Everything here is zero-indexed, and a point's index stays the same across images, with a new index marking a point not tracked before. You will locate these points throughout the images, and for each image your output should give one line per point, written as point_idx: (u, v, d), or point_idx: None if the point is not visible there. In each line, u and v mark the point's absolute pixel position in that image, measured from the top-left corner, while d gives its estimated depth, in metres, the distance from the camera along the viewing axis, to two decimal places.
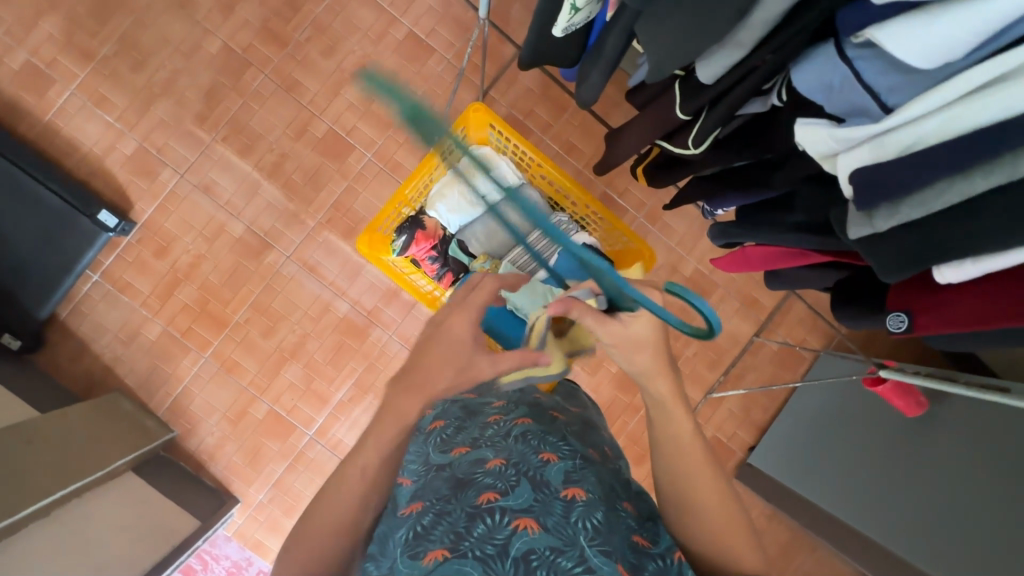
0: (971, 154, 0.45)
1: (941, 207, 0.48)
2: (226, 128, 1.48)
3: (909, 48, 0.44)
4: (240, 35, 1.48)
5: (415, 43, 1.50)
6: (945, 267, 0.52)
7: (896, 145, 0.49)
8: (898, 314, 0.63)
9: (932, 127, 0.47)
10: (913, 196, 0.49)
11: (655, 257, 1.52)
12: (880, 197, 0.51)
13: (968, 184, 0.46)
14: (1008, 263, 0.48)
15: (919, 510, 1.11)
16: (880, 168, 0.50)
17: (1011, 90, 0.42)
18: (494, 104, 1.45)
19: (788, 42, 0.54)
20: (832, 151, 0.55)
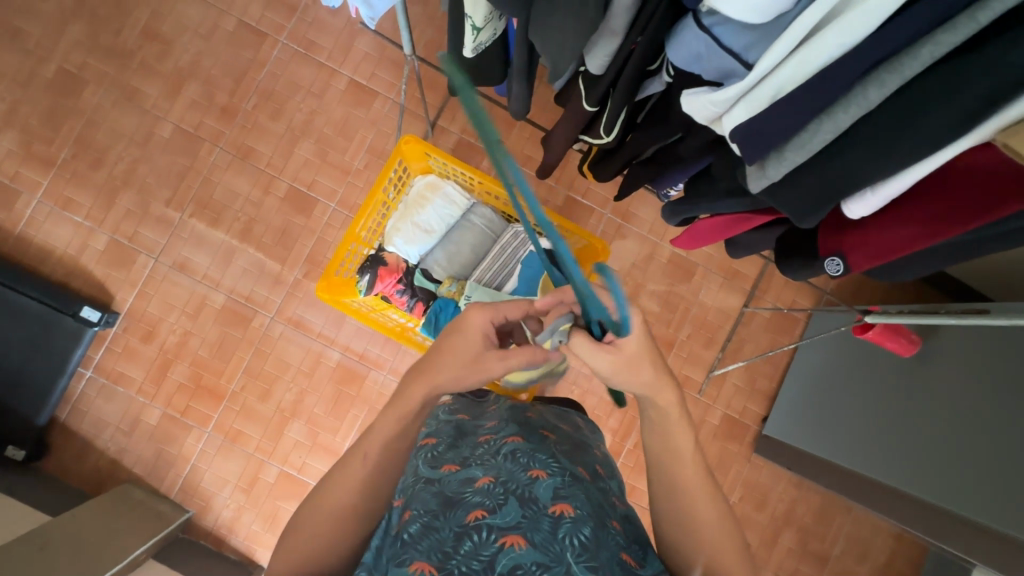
0: (830, 90, 0.47)
1: (818, 146, 0.50)
2: (192, 205, 1.52)
3: (745, 8, 0.46)
4: (190, 115, 1.52)
5: (358, 89, 1.54)
6: (852, 203, 0.54)
7: (765, 94, 0.51)
8: (833, 258, 0.65)
9: (790, 72, 0.48)
10: (792, 141, 0.51)
11: (629, 249, 1.53)
12: (764, 148, 0.53)
13: (833, 120, 0.48)
14: (901, 187, 0.51)
15: (936, 448, 1.08)
16: (757, 122, 0.52)
17: (842, 25, 0.44)
18: (443, 132, 1.48)
19: (651, 22, 0.57)
20: (715, 114, 0.57)
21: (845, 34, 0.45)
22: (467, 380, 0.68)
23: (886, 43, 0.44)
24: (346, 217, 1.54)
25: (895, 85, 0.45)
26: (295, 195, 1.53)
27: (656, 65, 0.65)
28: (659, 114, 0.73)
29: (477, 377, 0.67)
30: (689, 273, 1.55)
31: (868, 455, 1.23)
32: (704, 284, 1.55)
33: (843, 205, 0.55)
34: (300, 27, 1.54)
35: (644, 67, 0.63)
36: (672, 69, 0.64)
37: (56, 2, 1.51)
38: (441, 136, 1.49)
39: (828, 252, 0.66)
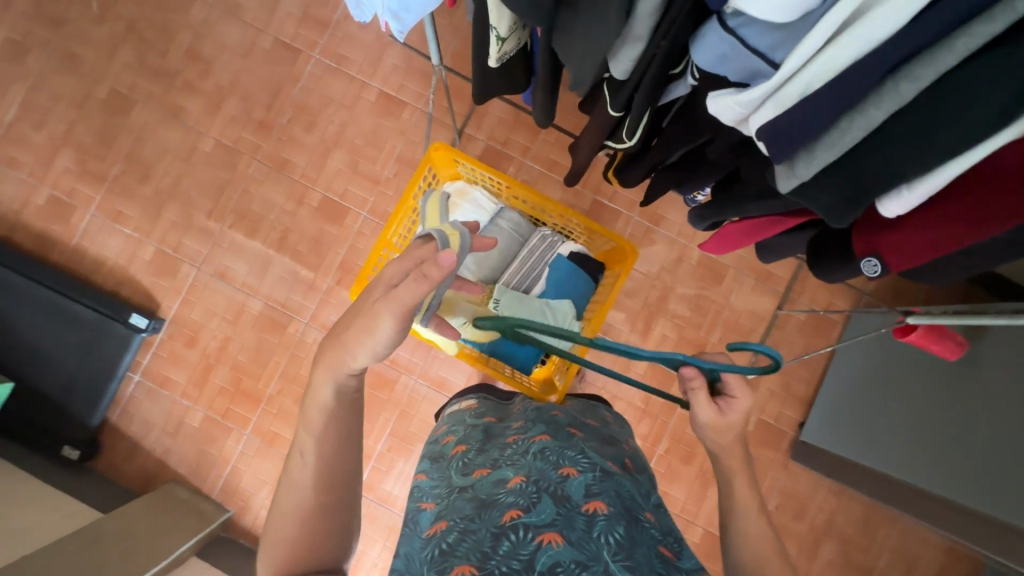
0: (859, 85, 0.46)
1: (851, 143, 0.49)
2: (232, 215, 1.58)
3: (771, 8, 0.44)
4: (229, 130, 1.60)
5: (387, 100, 1.59)
6: (887, 202, 0.52)
7: (795, 93, 0.49)
8: (869, 258, 0.63)
9: (819, 69, 0.46)
10: (822, 139, 0.50)
11: (657, 252, 1.52)
12: (795, 148, 0.51)
13: (863, 117, 0.47)
14: (939, 183, 0.48)
15: (994, 456, 1.02)
16: (785, 121, 0.50)
17: (871, 20, 0.42)
18: (470, 139, 1.51)
19: (674, 24, 0.53)
20: (742, 115, 0.55)
21: (875, 29, 0.43)
22: (364, 337, 0.63)
23: (915, 40, 0.42)
24: (377, 225, 1.58)
25: (928, 80, 0.44)
26: (328, 204, 1.58)
27: (680, 67, 0.63)
28: (685, 117, 0.72)
29: (368, 330, 0.63)
30: (720, 275, 1.52)
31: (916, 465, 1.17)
32: (736, 287, 1.52)
33: (879, 204, 0.53)
34: (332, 42, 1.59)
35: (666, 71, 0.60)
36: (697, 73, 0.61)
37: (108, 27, 1.61)
38: (468, 143, 1.52)
39: (864, 253, 0.64)
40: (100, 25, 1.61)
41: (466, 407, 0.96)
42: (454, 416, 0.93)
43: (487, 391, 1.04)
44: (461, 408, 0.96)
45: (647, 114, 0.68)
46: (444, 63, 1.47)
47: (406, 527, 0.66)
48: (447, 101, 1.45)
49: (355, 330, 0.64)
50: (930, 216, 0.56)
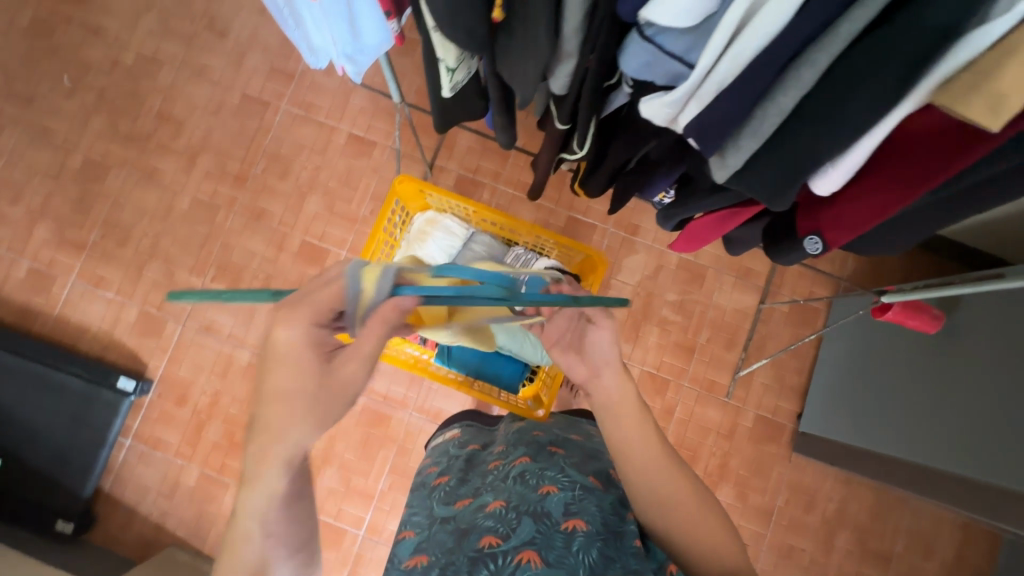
0: (765, 75, 0.48)
1: (770, 129, 0.51)
2: (214, 268, 1.59)
3: (674, 15, 0.44)
4: (205, 185, 1.62)
5: (357, 141, 1.63)
6: (818, 180, 0.55)
7: (711, 89, 0.50)
8: (812, 238, 0.66)
9: (727, 67, 0.48)
10: (745, 128, 0.52)
11: (637, 260, 1.54)
12: (720, 139, 0.54)
13: (776, 105, 0.49)
14: (860, 158, 0.52)
15: (978, 428, 1.04)
16: (709, 117, 0.53)
17: (765, 17, 0.44)
18: (441, 170, 1.54)
19: (598, 39, 0.54)
20: (670, 115, 0.57)
21: (769, 22, 0.44)
22: (323, 405, 0.59)
23: (804, 29, 0.45)
24: None
25: (824, 63, 0.46)
26: (308, 247, 1.60)
27: (615, 78, 0.64)
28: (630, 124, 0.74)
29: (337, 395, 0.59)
30: (701, 276, 1.54)
31: (907, 444, 1.18)
32: (717, 285, 1.54)
33: (812, 182, 0.56)
34: (299, 91, 1.64)
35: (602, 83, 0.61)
36: (628, 83, 0.62)
37: (79, 100, 1.65)
38: (440, 174, 1.55)
39: (806, 233, 0.66)
40: (70, 97, 1.64)
41: (450, 437, 0.96)
42: (438, 447, 0.94)
43: (471, 418, 1.04)
44: (445, 439, 0.96)
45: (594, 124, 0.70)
46: (409, 100, 1.52)
47: (392, 562, 0.68)
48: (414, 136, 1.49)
49: (293, 409, 0.58)
50: (860, 187, 0.58)
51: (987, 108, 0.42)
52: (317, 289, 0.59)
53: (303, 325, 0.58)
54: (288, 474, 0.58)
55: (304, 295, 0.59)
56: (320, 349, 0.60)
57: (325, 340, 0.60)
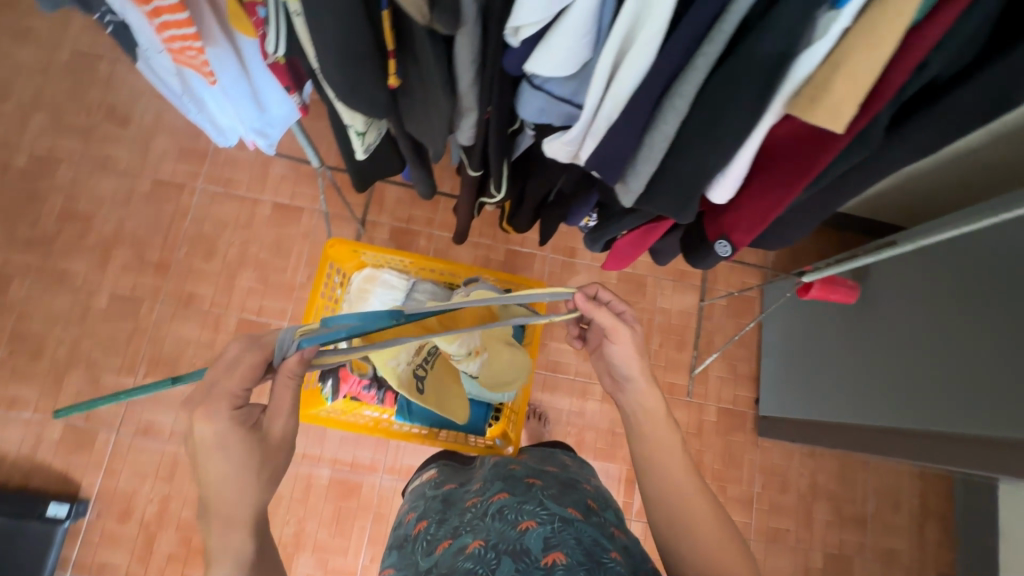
0: (644, 107, 0.53)
1: (659, 154, 0.55)
2: (145, 364, 1.49)
3: (553, 67, 0.46)
4: (124, 279, 1.53)
5: (283, 209, 1.60)
6: (715, 191, 0.59)
7: (602, 123, 0.55)
8: (721, 241, 0.71)
9: (611, 105, 0.52)
10: (638, 155, 0.56)
11: (580, 281, 1.58)
12: (620, 166, 0.58)
13: (659, 132, 0.53)
14: (743, 168, 0.56)
15: (914, 379, 1.12)
16: (606, 148, 0.57)
17: (633, 59, 0.48)
18: (374, 225, 1.54)
19: (495, 94, 0.54)
20: (573, 152, 0.61)
21: (636, 64, 0.48)
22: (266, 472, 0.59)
23: (668, 65, 0.49)
24: None
25: (691, 93, 0.50)
26: (246, 324, 1.53)
27: (517, 123, 0.65)
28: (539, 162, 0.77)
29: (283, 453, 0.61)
30: (642, 286, 1.61)
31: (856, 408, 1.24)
32: (658, 291, 1.61)
33: (711, 189, 0.60)
34: (214, 169, 1.60)
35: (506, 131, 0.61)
36: (530, 127, 0.64)
37: None
38: (373, 230, 1.54)
39: (715, 238, 0.72)
40: None
41: (428, 477, 0.94)
42: (414, 491, 0.91)
43: (448, 456, 1.02)
44: (422, 480, 0.93)
45: (506, 167, 0.71)
46: (329, 162, 1.52)
47: None
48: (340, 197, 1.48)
49: (239, 483, 0.57)
50: (750, 188, 0.63)
51: (833, 117, 0.46)
52: (224, 376, 0.60)
53: (225, 415, 0.58)
54: (255, 536, 0.56)
55: (210, 387, 0.58)
56: (248, 426, 0.60)
57: (251, 416, 0.61)
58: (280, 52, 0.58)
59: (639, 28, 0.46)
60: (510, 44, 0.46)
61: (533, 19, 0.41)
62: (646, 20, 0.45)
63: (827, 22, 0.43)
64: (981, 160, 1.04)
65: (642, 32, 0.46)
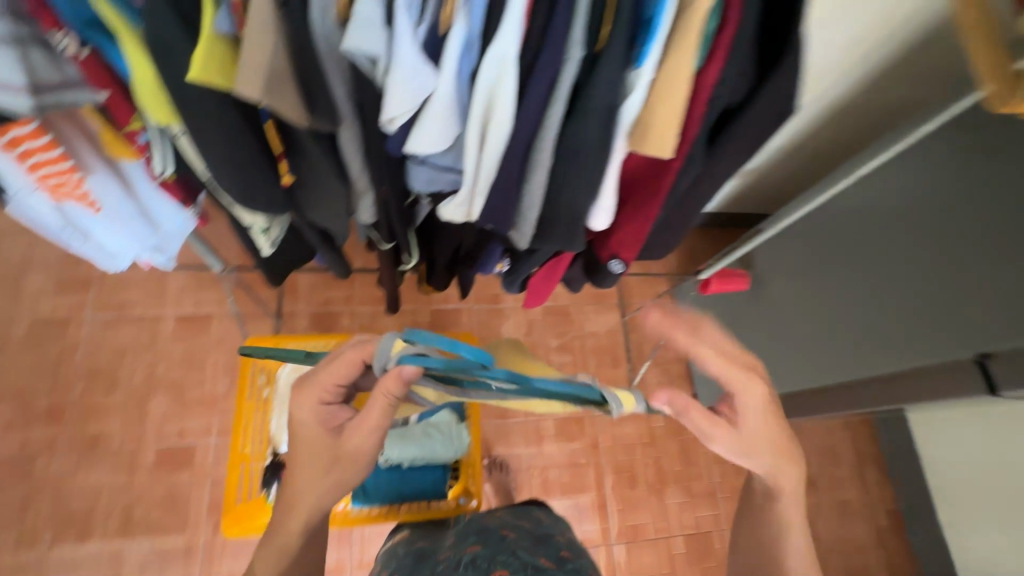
0: (518, 160, 0.48)
1: (537, 202, 0.51)
2: (50, 530, 1.30)
3: (426, 142, 0.45)
4: (10, 439, 1.35)
5: (186, 320, 1.50)
6: (593, 216, 0.55)
7: (482, 185, 0.50)
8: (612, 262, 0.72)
9: (486, 165, 0.48)
10: (520, 206, 0.52)
11: (509, 325, 1.63)
12: (504, 218, 0.54)
13: (534, 179, 0.49)
14: (612, 187, 0.52)
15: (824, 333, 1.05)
16: (488, 208, 0.52)
17: (497, 116, 0.44)
18: (291, 316, 1.49)
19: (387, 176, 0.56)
20: (462, 215, 0.55)
21: (501, 124, 0.44)
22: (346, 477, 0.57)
23: (526, 119, 0.45)
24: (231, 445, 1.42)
25: (553, 138, 0.46)
26: (165, 453, 1.39)
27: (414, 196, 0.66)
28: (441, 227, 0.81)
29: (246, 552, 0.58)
30: (567, 316, 1.67)
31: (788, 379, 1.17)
32: (584, 317, 1.68)
33: (588, 225, 0.57)
34: (102, 295, 1.48)
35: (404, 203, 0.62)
36: (426, 198, 0.62)
37: None
38: (291, 321, 1.49)
39: (606, 258, 0.74)
40: None
41: (398, 539, 0.88)
42: (384, 552, 0.86)
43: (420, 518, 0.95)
44: (393, 540, 0.88)
45: (411, 235, 0.74)
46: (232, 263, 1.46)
47: None
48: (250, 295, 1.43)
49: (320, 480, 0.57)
50: (623, 220, 0.63)
51: (659, 143, 0.45)
52: (323, 369, 0.56)
53: (314, 405, 0.57)
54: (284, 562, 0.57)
55: (309, 376, 0.57)
56: (329, 425, 0.58)
57: (336, 417, 0.59)
58: (169, 171, 0.60)
59: (495, 85, 0.42)
60: (385, 131, 0.46)
61: (405, 109, 0.42)
62: (502, 78, 0.41)
63: (635, 78, 0.43)
64: (810, 150, 1.25)
65: (501, 91, 0.42)
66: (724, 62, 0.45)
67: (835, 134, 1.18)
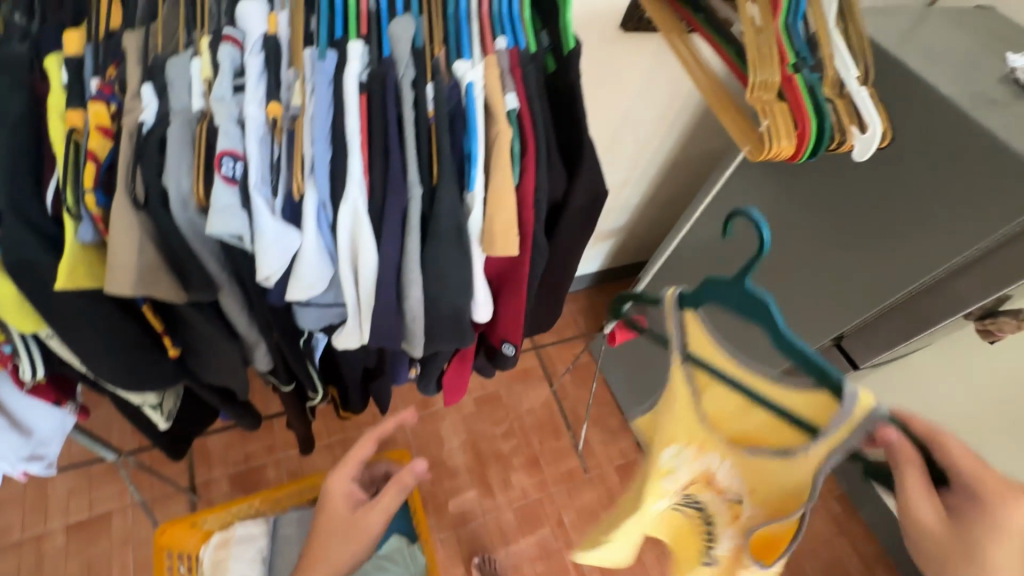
0: (390, 285, 0.53)
1: (419, 314, 0.56)
2: None
3: (306, 286, 0.50)
4: None
5: (11, 537, 1.12)
6: (478, 311, 0.61)
7: (365, 311, 0.54)
8: (504, 345, 0.71)
9: (365, 293, 0.53)
10: (407, 320, 0.57)
11: (432, 425, 1.47)
12: (393, 336, 0.57)
13: (412, 296, 0.54)
14: (485, 285, 0.59)
15: None
16: (376, 330, 0.56)
17: (363, 253, 0.49)
18: (171, 491, 1.23)
19: (275, 323, 0.58)
20: (354, 340, 0.58)
21: (368, 259, 0.50)
22: (352, 544, 0.72)
23: (389, 250, 0.50)
24: None
25: (418, 260, 0.52)
26: None
27: (306, 334, 0.66)
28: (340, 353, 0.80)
29: None
30: (499, 400, 1.54)
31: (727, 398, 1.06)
32: (517, 395, 1.56)
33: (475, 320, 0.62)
34: None
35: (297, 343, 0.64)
36: (319, 333, 0.64)
37: None
38: (168, 498, 1.22)
39: (499, 343, 0.72)
40: None
41: None
42: None
43: None
44: None
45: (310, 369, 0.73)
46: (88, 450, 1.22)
47: None
48: (121, 479, 1.19)
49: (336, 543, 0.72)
50: (501, 307, 0.65)
51: (507, 243, 0.52)
52: (361, 447, 0.79)
53: (349, 480, 0.78)
54: None
55: (342, 459, 0.78)
56: (352, 502, 0.76)
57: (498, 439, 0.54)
58: (40, 373, 0.58)
59: (356, 231, 0.48)
60: (265, 286, 0.50)
61: (278, 266, 0.46)
62: (359, 224, 0.48)
63: (471, 198, 0.52)
64: (661, 198, 1.43)
65: (361, 234, 0.48)
66: (537, 167, 0.53)
67: (677, 178, 1.37)
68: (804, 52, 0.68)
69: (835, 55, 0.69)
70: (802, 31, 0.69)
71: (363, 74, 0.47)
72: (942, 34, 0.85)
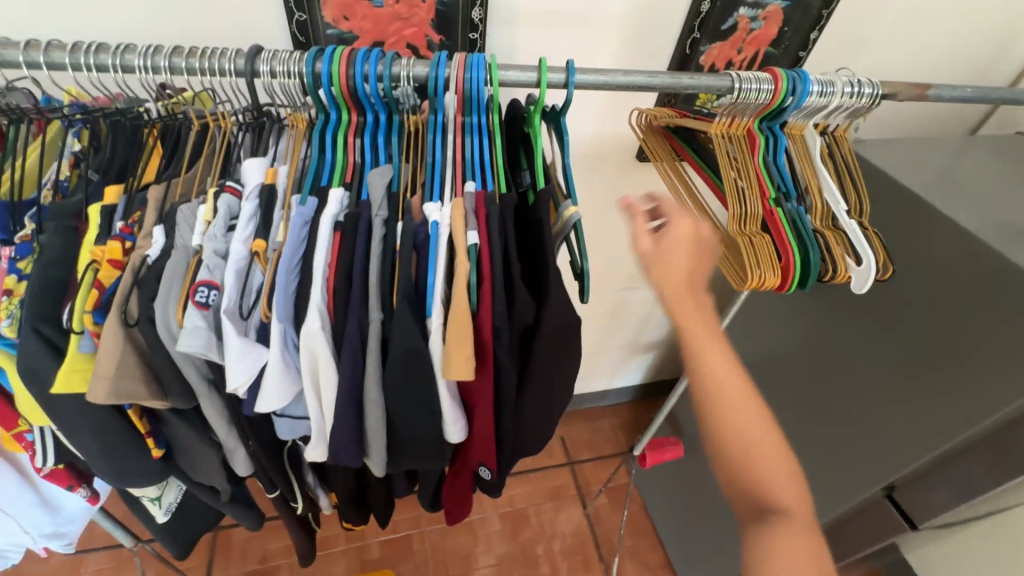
0: (352, 403, 0.55)
1: (381, 431, 0.57)
2: None
3: (272, 399, 0.54)
4: None
5: None
6: (449, 431, 0.61)
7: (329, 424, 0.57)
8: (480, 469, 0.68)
9: (329, 407, 0.56)
10: (370, 436, 0.58)
11: (452, 539, 1.39)
12: (356, 452, 0.58)
13: (374, 413, 0.56)
14: (452, 406, 0.59)
15: None
16: (337, 444, 0.57)
17: (325, 369, 0.53)
18: None
19: (252, 428, 0.62)
20: (320, 454, 0.60)
21: (329, 374, 0.53)
22: None
23: (348, 369, 0.53)
24: None
25: (377, 379, 0.54)
26: None
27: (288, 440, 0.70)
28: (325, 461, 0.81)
29: None
30: (526, 519, 1.44)
31: None
32: (543, 514, 1.45)
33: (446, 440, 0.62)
34: None
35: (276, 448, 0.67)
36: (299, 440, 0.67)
37: None
38: None
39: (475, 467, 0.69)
40: None
41: None
42: None
43: None
44: None
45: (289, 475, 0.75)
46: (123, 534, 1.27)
47: None
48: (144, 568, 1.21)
49: None
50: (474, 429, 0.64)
51: (458, 368, 0.53)
52: None
53: None
54: None
55: None
56: None
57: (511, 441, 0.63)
58: (51, 460, 0.65)
59: (317, 349, 0.52)
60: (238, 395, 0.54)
61: (245, 378, 0.51)
62: (319, 344, 0.52)
63: (430, 323, 0.54)
64: None
65: (320, 352, 0.52)
66: (494, 295, 0.55)
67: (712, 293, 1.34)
68: (786, 186, 0.68)
69: (824, 188, 0.68)
70: (787, 168, 0.69)
71: (340, 215, 0.54)
72: (983, 168, 0.82)
